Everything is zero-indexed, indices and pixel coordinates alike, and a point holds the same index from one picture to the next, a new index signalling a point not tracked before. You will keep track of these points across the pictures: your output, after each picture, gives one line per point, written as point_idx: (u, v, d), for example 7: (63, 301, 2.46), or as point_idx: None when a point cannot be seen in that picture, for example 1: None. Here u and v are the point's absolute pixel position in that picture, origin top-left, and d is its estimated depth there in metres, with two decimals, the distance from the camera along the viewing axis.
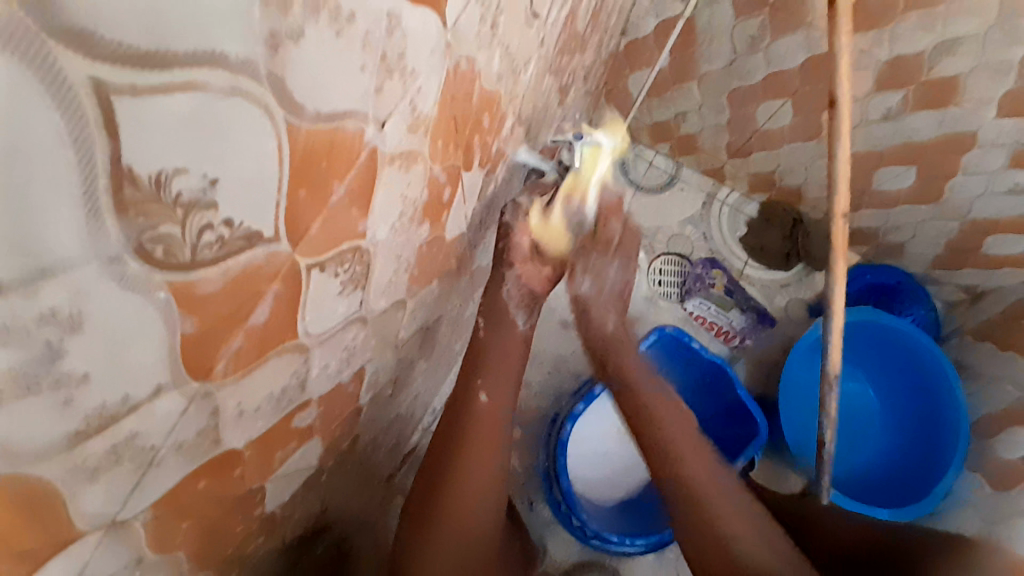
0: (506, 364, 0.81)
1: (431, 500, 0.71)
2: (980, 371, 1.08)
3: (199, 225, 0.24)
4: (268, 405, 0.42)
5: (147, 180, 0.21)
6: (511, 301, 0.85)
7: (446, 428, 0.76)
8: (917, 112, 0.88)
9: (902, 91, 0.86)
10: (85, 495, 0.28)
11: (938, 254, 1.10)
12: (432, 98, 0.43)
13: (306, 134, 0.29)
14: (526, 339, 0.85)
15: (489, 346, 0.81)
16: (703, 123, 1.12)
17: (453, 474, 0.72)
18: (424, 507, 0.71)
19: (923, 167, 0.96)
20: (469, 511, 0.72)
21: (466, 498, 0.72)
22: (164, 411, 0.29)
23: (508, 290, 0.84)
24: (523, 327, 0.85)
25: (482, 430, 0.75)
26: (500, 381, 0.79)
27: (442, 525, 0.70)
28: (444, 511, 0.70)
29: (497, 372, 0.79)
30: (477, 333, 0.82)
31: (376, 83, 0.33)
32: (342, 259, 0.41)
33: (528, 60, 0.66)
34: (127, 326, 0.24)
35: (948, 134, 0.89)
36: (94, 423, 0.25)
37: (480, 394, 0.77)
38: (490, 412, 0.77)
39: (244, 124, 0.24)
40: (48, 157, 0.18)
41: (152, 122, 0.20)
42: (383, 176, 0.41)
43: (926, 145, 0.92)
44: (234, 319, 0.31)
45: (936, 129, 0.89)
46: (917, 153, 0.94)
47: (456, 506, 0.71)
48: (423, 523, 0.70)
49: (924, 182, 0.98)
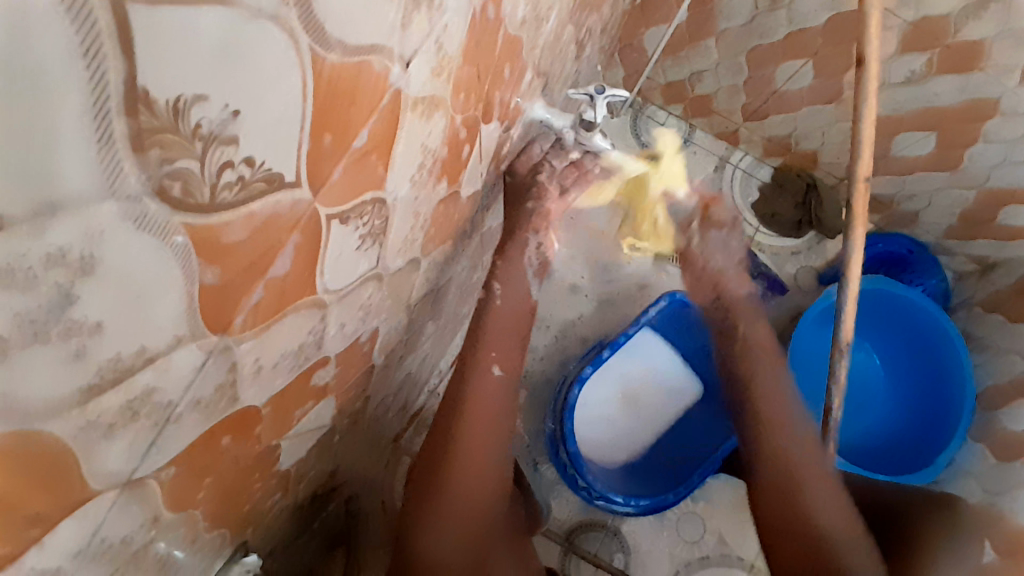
0: (510, 329, 0.77)
1: (429, 493, 0.68)
2: (988, 342, 1.06)
3: (219, 162, 0.22)
4: (286, 363, 0.41)
5: (165, 106, 0.18)
6: (529, 268, 0.82)
7: (453, 397, 0.73)
8: (941, 76, 0.85)
9: (927, 54, 0.83)
10: (103, 452, 0.26)
11: (951, 224, 1.06)
12: (456, 43, 0.40)
13: (331, 68, 0.26)
14: (532, 306, 0.82)
15: (497, 316, 0.77)
16: (719, 83, 1.07)
17: (460, 446, 0.69)
18: (428, 474, 0.69)
19: (944, 138, 0.93)
20: (470, 504, 0.69)
21: (467, 457, 0.69)
22: (182, 364, 0.28)
23: (529, 255, 0.81)
24: (533, 295, 0.82)
25: (472, 410, 0.71)
26: (508, 346, 0.76)
27: (445, 495, 0.68)
28: (449, 467, 0.68)
29: (505, 344, 0.76)
30: (491, 298, 0.78)
31: (403, 18, 0.31)
32: (363, 211, 0.39)
33: (551, 8, 0.63)
34: (142, 274, 0.22)
35: (971, 101, 0.85)
36: (108, 376, 0.23)
37: (492, 367, 0.74)
38: (495, 388, 0.73)
39: (269, 49, 0.21)
40: (53, 72, 0.15)
41: (169, 39, 0.18)
42: (405, 124, 0.38)
43: (946, 114, 0.89)
44: (257, 270, 0.29)
45: (958, 95, 0.86)
46: (939, 123, 0.91)
47: (452, 507, 0.68)
48: (429, 484, 0.69)
49: (943, 150, 0.94)
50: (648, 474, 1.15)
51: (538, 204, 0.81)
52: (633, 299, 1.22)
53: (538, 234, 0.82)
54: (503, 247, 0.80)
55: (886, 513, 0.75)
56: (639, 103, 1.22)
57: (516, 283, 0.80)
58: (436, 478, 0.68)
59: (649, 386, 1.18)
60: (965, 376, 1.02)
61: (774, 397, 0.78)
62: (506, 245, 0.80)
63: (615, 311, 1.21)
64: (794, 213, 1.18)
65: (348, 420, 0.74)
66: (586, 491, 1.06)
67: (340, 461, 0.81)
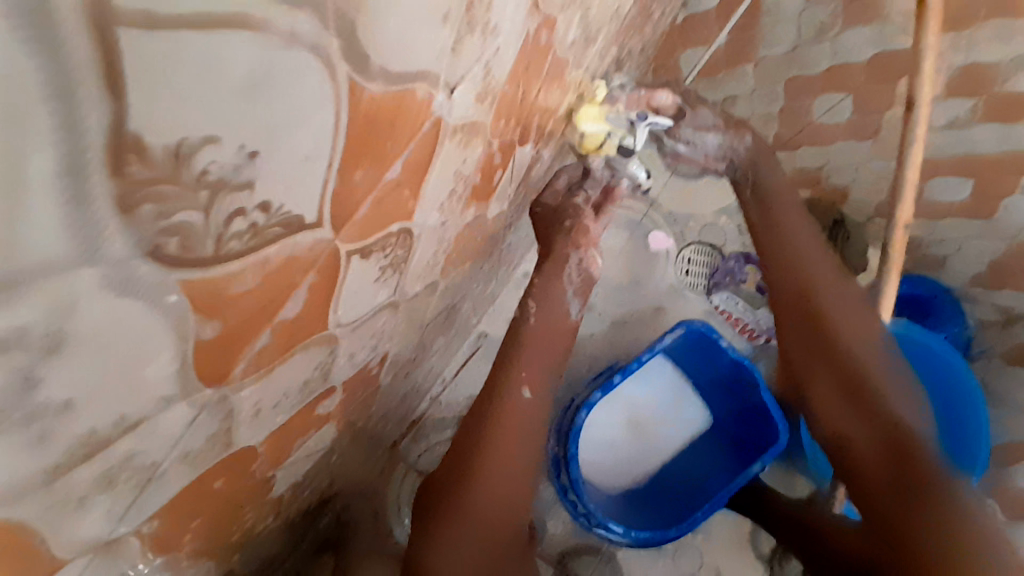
0: (553, 351, 0.71)
1: (450, 500, 0.62)
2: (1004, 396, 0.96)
3: (228, 211, 0.18)
4: (289, 400, 0.37)
5: (162, 155, 0.15)
6: (569, 287, 0.73)
7: (479, 415, 0.67)
8: (984, 123, 0.79)
9: (974, 100, 0.78)
10: (74, 522, 0.23)
11: (977, 273, 0.95)
12: (507, 65, 0.36)
13: (371, 100, 0.22)
14: (572, 327, 0.74)
15: (536, 335, 0.71)
16: (753, 108, 1.00)
17: (487, 460, 0.63)
18: (454, 478, 0.64)
19: (981, 184, 0.85)
20: (495, 518, 0.62)
21: (499, 453, 0.64)
22: (170, 424, 0.24)
23: (569, 272, 0.73)
24: (574, 315, 0.74)
25: (508, 426, 0.65)
26: (541, 364, 0.70)
27: (470, 502, 0.61)
28: (482, 469, 0.63)
29: (536, 362, 0.69)
30: (525, 317, 0.72)
31: (456, 41, 0.27)
32: (387, 243, 0.35)
33: (600, 28, 0.59)
34: (126, 338, 0.18)
35: (1017, 150, 0.79)
36: (81, 451, 0.20)
37: (521, 389, 0.68)
38: (524, 412, 0.67)
39: (300, 80, 0.18)
40: (12, 123, 0.11)
41: (177, 74, 0.14)
42: (442, 152, 0.34)
43: (987, 160, 0.82)
44: (262, 316, 0.25)
45: (999, 145, 0.80)
46: (976, 167, 0.84)
47: (477, 513, 0.61)
48: (454, 484, 0.63)
49: (979, 199, 0.86)
50: (653, 503, 1.09)
51: (576, 220, 0.73)
52: (646, 321, 1.17)
53: (580, 251, 0.73)
54: (540, 267, 0.73)
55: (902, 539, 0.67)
56: None
57: (557, 302, 0.72)
58: (463, 481, 0.63)
59: (655, 412, 1.15)
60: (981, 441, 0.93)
61: (807, 269, 0.68)
62: (542, 265, 0.74)
63: (629, 334, 1.16)
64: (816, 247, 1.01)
65: (350, 436, 0.71)
66: (584, 517, 1.01)
67: (337, 474, 0.78)
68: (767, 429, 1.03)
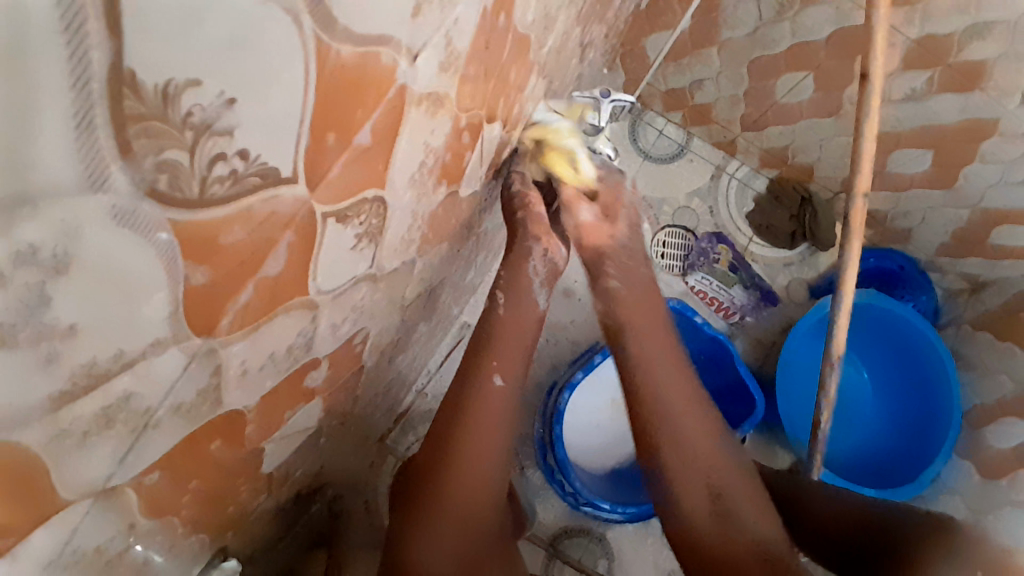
0: (521, 338, 0.72)
1: (426, 489, 0.66)
2: (972, 361, 1.01)
3: (211, 154, 0.20)
4: (275, 364, 0.39)
5: (153, 90, 0.17)
6: (535, 278, 0.76)
7: (457, 398, 0.69)
8: (941, 94, 0.79)
9: (929, 73, 0.78)
10: (80, 459, 0.25)
11: (945, 242, 0.98)
12: (465, 38, 0.38)
13: (336, 60, 0.24)
14: (541, 315, 0.76)
15: (504, 324, 0.72)
16: (720, 93, 1.03)
17: (456, 452, 0.66)
18: (432, 470, 0.67)
19: (941, 156, 0.87)
20: (470, 504, 0.66)
21: (474, 446, 0.66)
22: (164, 368, 0.26)
23: (532, 264, 0.75)
24: (541, 305, 0.76)
25: (477, 415, 0.67)
26: (513, 354, 0.71)
27: (448, 499, 0.65)
28: (455, 461, 0.66)
29: (509, 350, 0.71)
30: (495, 308, 0.73)
31: (413, 8, 0.29)
32: (363, 209, 0.37)
33: (560, 10, 0.62)
34: (125, 274, 0.20)
35: (971, 121, 0.80)
36: (82, 382, 0.22)
37: (494, 376, 0.69)
38: (498, 398, 0.69)
39: (271, 36, 0.20)
40: (32, 54, 0.14)
41: (165, 19, 0.16)
42: (408, 120, 0.36)
43: (945, 132, 0.83)
44: (248, 268, 0.28)
45: (958, 114, 0.80)
46: (935, 140, 0.85)
47: (456, 506, 0.66)
48: (429, 479, 0.67)
49: (939, 170, 0.89)
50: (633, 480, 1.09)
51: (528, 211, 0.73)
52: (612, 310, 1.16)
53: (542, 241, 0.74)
54: (506, 257, 0.75)
55: (881, 532, 0.71)
56: (638, 107, 1.15)
57: (523, 292, 0.74)
58: (441, 474, 0.66)
59: None
60: (954, 390, 0.96)
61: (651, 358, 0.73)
62: (510, 250, 0.75)
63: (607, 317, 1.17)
64: (789, 224, 1.11)
65: (336, 421, 0.72)
66: (572, 497, 1.04)
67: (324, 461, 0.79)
68: (750, 400, 1.03)
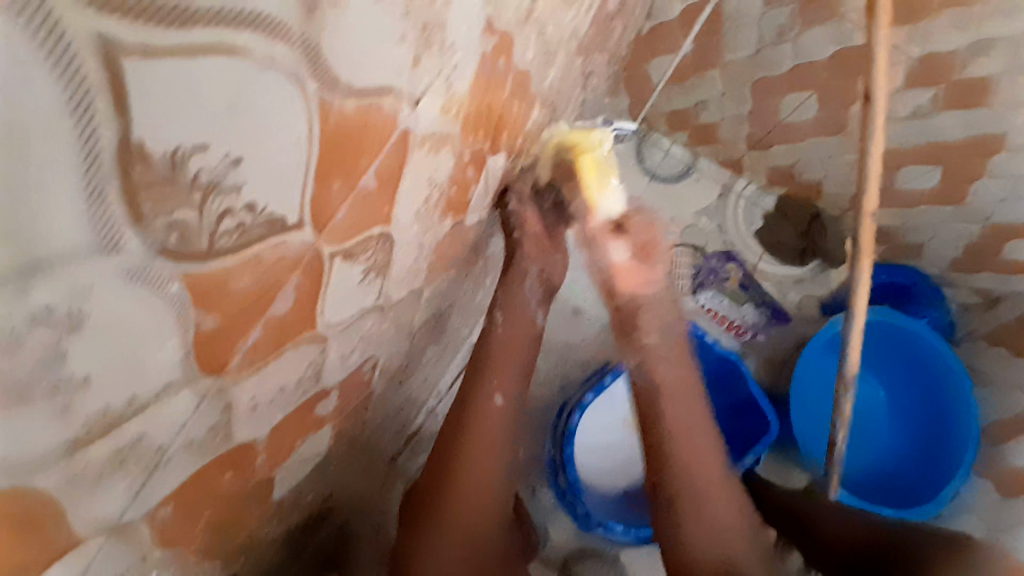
0: (518, 354, 0.72)
1: (428, 508, 0.66)
2: (988, 379, 1.00)
3: (218, 211, 0.21)
4: (284, 396, 0.40)
5: (160, 158, 0.18)
6: (531, 298, 0.76)
7: (457, 415, 0.69)
8: (947, 110, 0.79)
9: (933, 89, 0.78)
10: (93, 498, 0.26)
11: (954, 257, 0.98)
12: (465, 80, 0.40)
13: (338, 112, 0.26)
14: (538, 332, 0.76)
15: (501, 342, 0.72)
16: (724, 112, 1.03)
17: (461, 472, 0.66)
18: (434, 489, 0.67)
19: (949, 170, 0.86)
20: (473, 519, 0.67)
21: (478, 466, 0.67)
22: (174, 409, 0.27)
23: (530, 284, 0.75)
24: (539, 323, 0.76)
25: (479, 434, 0.67)
26: (513, 372, 0.71)
27: (453, 518, 0.65)
28: (461, 481, 0.66)
29: (509, 368, 0.71)
30: (493, 327, 0.73)
31: (413, 57, 0.30)
32: (369, 245, 0.38)
33: (560, 43, 0.63)
34: (137, 326, 0.21)
35: (975, 137, 0.80)
36: (97, 427, 0.23)
37: (494, 395, 0.69)
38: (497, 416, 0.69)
39: (272, 99, 0.21)
40: (46, 137, 0.15)
41: (171, 94, 0.17)
42: (412, 159, 0.37)
43: (950, 147, 0.83)
44: (255, 310, 0.28)
45: (963, 130, 0.80)
46: (942, 155, 0.85)
47: (461, 523, 0.66)
48: (431, 499, 0.67)
49: (949, 184, 0.88)
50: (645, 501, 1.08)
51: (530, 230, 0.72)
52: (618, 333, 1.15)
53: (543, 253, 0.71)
54: (504, 276, 0.74)
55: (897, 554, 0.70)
56: (645, 128, 1.17)
57: (521, 307, 0.74)
58: (445, 493, 0.66)
59: None
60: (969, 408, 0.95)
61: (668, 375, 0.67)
62: (505, 273, 0.74)
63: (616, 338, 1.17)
64: (796, 242, 1.11)
65: (346, 445, 0.73)
66: (584, 518, 1.03)
67: (335, 486, 0.80)
68: (763, 423, 1.01)
